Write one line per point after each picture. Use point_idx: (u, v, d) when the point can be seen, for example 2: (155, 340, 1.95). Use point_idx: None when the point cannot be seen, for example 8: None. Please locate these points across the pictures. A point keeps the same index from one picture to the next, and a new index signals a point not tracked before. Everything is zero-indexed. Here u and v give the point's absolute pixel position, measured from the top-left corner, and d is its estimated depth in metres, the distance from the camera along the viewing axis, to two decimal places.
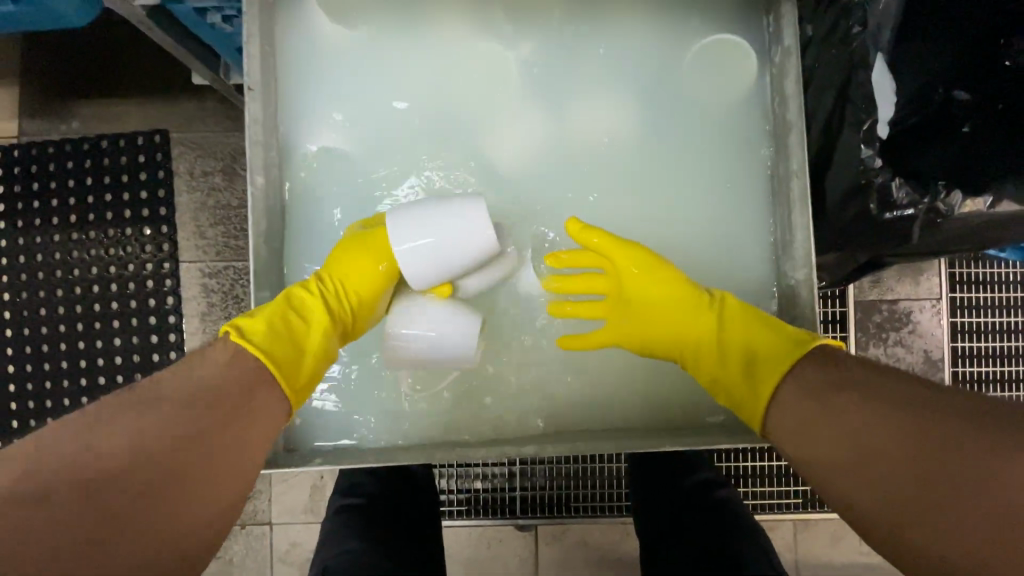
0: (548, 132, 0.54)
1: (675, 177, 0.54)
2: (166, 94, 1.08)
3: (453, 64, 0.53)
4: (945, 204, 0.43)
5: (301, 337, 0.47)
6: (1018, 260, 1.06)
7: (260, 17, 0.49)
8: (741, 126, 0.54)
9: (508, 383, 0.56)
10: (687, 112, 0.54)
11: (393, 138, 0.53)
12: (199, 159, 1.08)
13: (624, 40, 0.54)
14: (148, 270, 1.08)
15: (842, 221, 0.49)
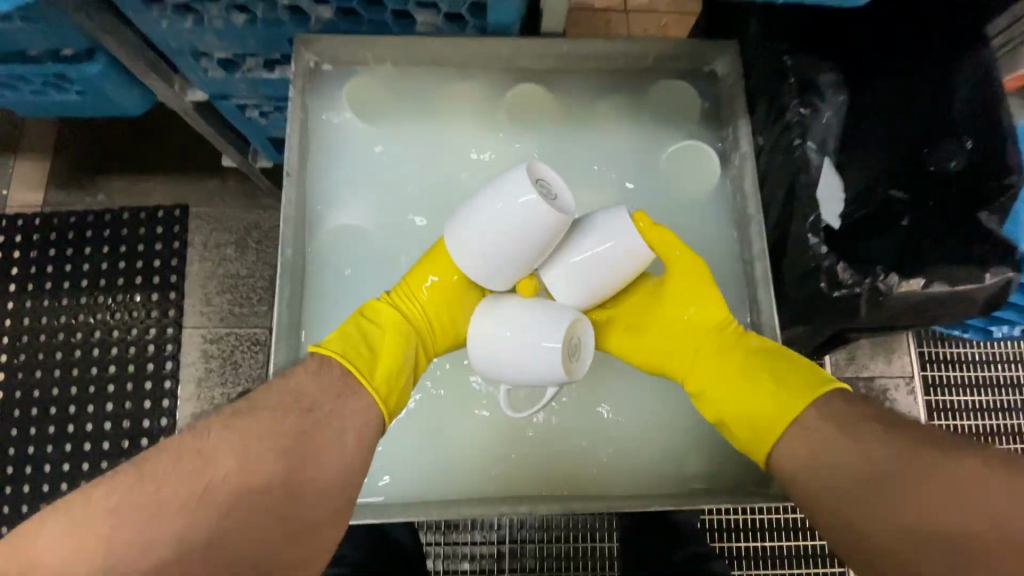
0: None
1: (655, 257, 0.62)
2: (190, 173, 1.17)
3: (462, 160, 0.62)
4: (885, 284, 0.50)
5: (377, 342, 0.52)
6: (980, 341, 1.14)
7: (301, 118, 0.58)
8: (712, 215, 0.62)
9: (505, 444, 0.59)
10: (665, 202, 0.62)
11: (407, 218, 0.60)
12: (214, 231, 1.16)
13: (608, 143, 0.63)
14: (151, 335, 1.11)
15: (800, 299, 0.56)
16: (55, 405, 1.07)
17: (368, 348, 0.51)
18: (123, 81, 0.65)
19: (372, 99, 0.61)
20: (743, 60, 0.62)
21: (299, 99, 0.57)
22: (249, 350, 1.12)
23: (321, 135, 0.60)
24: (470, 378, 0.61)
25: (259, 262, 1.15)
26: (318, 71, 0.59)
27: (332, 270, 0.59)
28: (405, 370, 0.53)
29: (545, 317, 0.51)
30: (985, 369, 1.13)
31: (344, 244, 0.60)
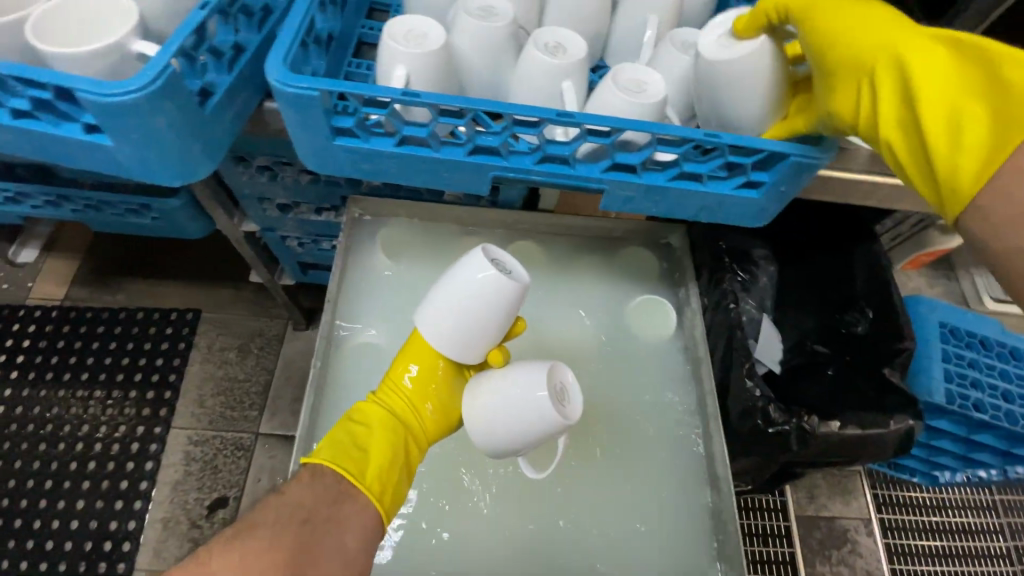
0: (532, 347, 0.74)
1: (625, 386, 0.73)
2: (209, 281, 1.28)
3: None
4: (809, 423, 0.63)
5: (364, 445, 0.58)
6: (928, 485, 1.22)
7: (342, 256, 0.72)
8: (672, 354, 0.74)
9: (487, 556, 0.63)
10: (634, 341, 0.75)
11: None
12: (221, 336, 1.24)
13: (588, 291, 0.78)
14: (137, 432, 1.13)
15: (744, 433, 0.67)
16: (22, 500, 1.06)
17: (357, 451, 0.57)
18: (193, 213, 0.80)
19: (400, 244, 0.76)
20: (692, 237, 0.80)
21: (344, 242, 0.72)
22: (232, 455, 1.14)
23: (356, 269, 0.74)
24: (459, 490, 0.66)
25: (258, 367, 1.22)
26: (361, 220, 0.75)
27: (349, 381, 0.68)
28: (396, 465, 0.58)
29: (523, 382, 0.57)
30: (936, 514, 1.20)
31: (363, 359, 0.70)
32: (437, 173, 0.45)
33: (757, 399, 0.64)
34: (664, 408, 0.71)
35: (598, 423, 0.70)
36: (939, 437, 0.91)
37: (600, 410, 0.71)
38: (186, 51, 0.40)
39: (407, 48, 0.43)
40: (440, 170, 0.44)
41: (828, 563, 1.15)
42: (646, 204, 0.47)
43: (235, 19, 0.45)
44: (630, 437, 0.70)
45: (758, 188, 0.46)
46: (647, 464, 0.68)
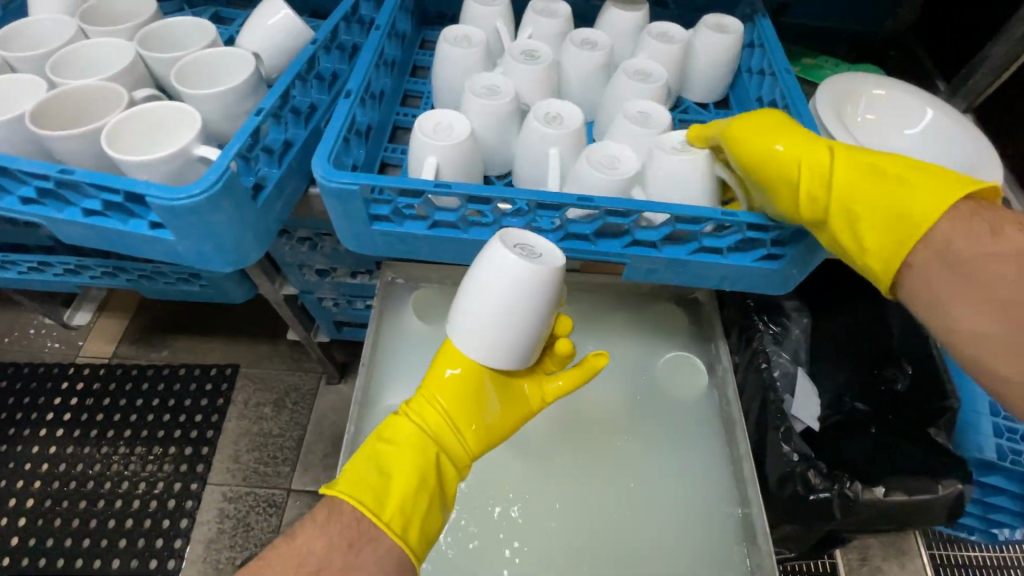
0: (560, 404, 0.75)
1: (655, 445, 0.72)
2: (248, 338, 1.33)
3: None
4: (852, 489, 0.61)
5: (389, 468, 0.50)
6: (991, 544, 1.13)
7: (376, 317, 0.75)
8: (701, 410, 0.73)
9: None
10: (661, 397, 0.75)
11: None
12: (256, 391, 1.27)
13: (613, 345, 0.79)
14: (174, 489, 1.15)
15: (785, 498, 0.65)
16: (64, 556, 1.09)
17: (378, 475, 0.50)
18: (238, 280, 0.84)
19: (433, 307, 0.79)
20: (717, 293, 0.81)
21: (378, 305, 0.76)
22: (264, 512, 1.15)
23: (389, 330, 0.76)
24: (491, 556, 0.66)
25: (291, 422, 1.24)
26: (394, 283, 0.78)
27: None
28: (425, 491, 0.50)
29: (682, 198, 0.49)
30: None
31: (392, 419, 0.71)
32: (465, 251, 0.47)
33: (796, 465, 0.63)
34: (699, 472, 0.69)
35: (633, 491, 0.69)
36: (995, 494, 0.85)
37: (629, 470, 0.70)
38: (244, 154, 0.44)
39: (435, 140, 0.46)
40: (469, 250, 0.47)
41: None
42: (667, 274, 0.49)
43: (286, 119, 0.50)
44: (662, 500, 0.68)
45: (778, 257, 0.48)
46: (682, 534, 0.66)
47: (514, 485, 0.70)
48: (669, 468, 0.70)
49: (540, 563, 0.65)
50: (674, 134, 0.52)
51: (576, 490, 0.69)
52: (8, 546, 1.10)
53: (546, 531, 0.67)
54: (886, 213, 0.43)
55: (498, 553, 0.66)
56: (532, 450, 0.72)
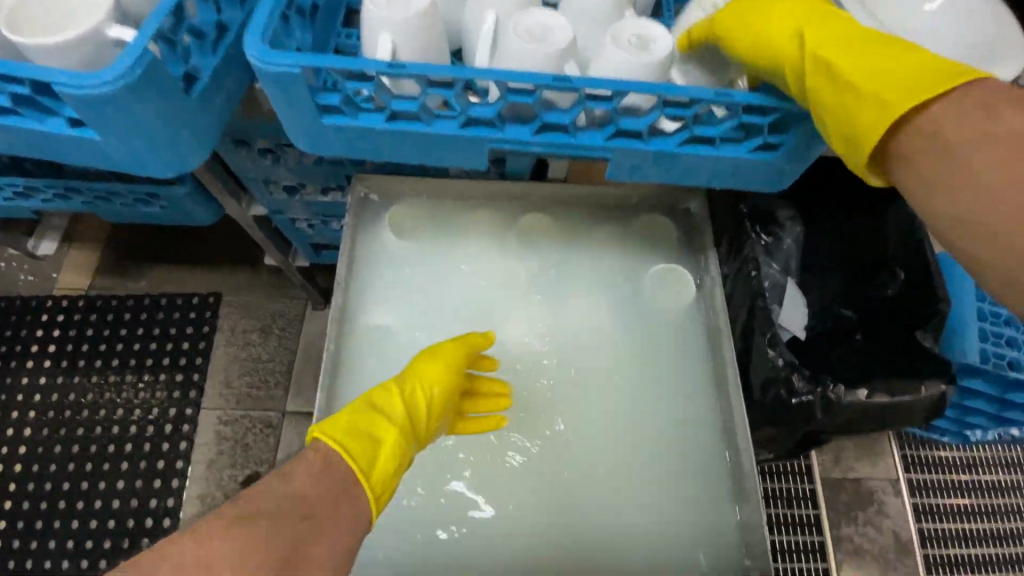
0: (542, 321, 0.73)
1: (638, 360, 0.71)
2: (228, 266, 1.30)
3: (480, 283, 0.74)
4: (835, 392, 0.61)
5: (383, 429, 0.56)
6: (961, 443, 1.19)
7: (348, 236, 0.72)
8: (687, 325, 0.72)
9: (507, 533, 0.64)
10: (646, 312, 0.73)
11: (430, 318, 0.72)
12: (242, 319, 1.26)
13: (598, 262, 0.76)
14: (170, 414, 1.17)
15: (767, 405, 0.66)
16: (70, 479, 1.12)
17: (368, 438, 0.55)
18: (202, 200, 0.80)
19: (405, 219, 0.74)
20: (711, 203, 0.77)
21: (351, 222, 0.72)
22: (261, 433, 1.17)
23: (365, 246, 0.73)
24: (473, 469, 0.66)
25: (280, 348, 1.24)
26: (368, 199, 0.74)
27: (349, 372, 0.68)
28: (397, 453, 0.56)
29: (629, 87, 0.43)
30: (968, 472, 1.17)
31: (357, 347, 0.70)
32: (429, 149, 0.43)
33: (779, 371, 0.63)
34: (676, 402, 0.69)
35: (613, 419, 0.68)
36: (971, 397, 0.87)
37: (612, 385, 0.70)
38: (166, 36, 0.38)
39: (392, 13, 0.40)
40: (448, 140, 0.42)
41: (855, 524, 1.14)
42: (654, 172, 0.45)
43: None
44: (644, 413, 0.69)
45: (773, 148, 0.45)
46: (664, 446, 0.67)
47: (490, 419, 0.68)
48: (653, 382, 0.70)
49: (522, 494, 0.65)
50: (631, 24, 0.44)
51: (559, 404, 0.69)
52: (14, 473, 1.13)
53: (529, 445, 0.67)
54: (882, 98, 0.37)
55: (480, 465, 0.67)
56: (516, 369, 0.71)
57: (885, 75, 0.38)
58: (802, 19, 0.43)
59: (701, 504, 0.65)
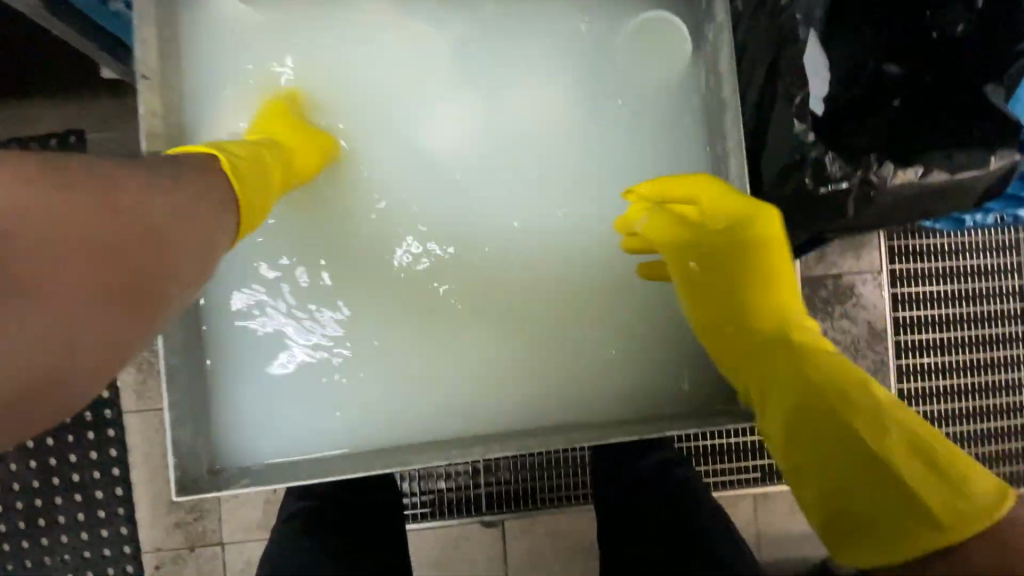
0: (476, 114, 0.74)
1: (577, 147, 0.75)
2: (83, 93, 1.00)
3: (397, 109, 0.74)
4: (879, 175, 0.60)
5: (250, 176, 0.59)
6: (952, 229, 1.11)
7: (247, 42, 0.72)
8: (633, 112, 0.75)
9: (476, 377, 0.74)
10: (591, 91, 0.75)
11: (365, 113, 0.73)
12: (122, 160, 1.01)
13: (530, 49, 0.75)
14: None
15: (783, 192, 0.66)
16: None
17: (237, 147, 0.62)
18: None
19: (317, 51, 0.73)
20: None
21: (241, 28, 0.72)
22: None
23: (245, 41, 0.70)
24: (425, 267, 0.74)
25: None
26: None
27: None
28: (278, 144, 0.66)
29: None
30: (954, 258, 1.12)
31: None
32: None
33: (809, 145, 0.60)
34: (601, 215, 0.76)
35: (538, 233, 0.75)
36: None
37: (554, 173, 0.75)
38: None
39: None
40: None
41: (829, 319, 1.12)
42: None
43: None
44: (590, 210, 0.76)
45: None
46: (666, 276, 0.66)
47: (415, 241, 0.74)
48: (587, 161, 0.75)
49: (488, 333, 0.74)
50: None
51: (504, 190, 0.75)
52: None
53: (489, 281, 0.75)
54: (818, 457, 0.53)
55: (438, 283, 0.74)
56: (455, 161, 0.74)
57: (832, 430, 0.53)
58: (704, 235, 0.69)
59: (649, 334, 0.75)
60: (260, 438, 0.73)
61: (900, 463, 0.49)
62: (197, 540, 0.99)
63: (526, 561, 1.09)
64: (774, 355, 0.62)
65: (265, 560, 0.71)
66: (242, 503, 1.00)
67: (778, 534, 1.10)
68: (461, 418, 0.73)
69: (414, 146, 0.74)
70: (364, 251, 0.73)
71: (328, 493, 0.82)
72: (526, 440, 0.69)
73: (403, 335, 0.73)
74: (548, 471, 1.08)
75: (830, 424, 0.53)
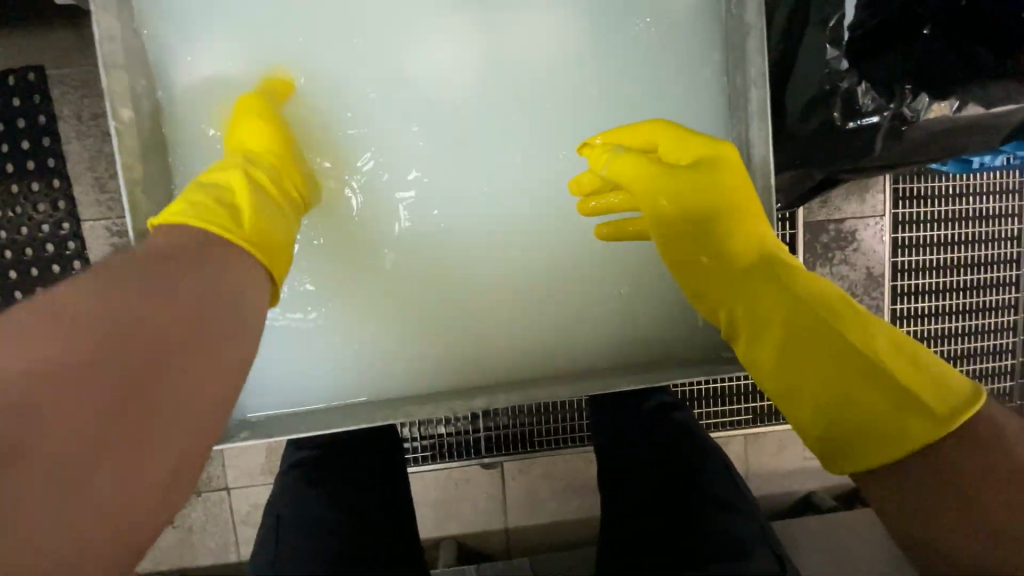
0: (472, 49, 0.69)
1: (581, 87, 0.71)
2: (38, 24, 0.91)
3: (375, 27, 0.67)
4: (911, 110, 0.63)
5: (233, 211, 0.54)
6: (959, 172, 1.09)
7: None
8: (641, 45, 0.70)
9: (478, 327, 0.73)
10: (596, 22, 0.69)
11: (350, 47, 0.68)
12: (88, 100, 0.93)
13: None
14: (45, 233, 0.94)
15: (806, 130, 0.66)
16: None
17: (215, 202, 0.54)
18: None
19: None
20: None
21: None
22: None
23: None
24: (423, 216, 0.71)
25: None
26: None
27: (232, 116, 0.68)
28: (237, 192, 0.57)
29: None
30: (959, 202, 1.10)
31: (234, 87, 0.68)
32: None
33: (841, 75, 0.62)
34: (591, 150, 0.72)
35: (526, 171, 0.72)
36: None
37: (557, 115, 0.71)
38: None
39: None
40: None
41: (829, 265, 1.11)
42: None
43: None
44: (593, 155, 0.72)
45: None
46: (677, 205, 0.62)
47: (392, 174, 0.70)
48: (592, 103, 0.71)
49: (489, 284, 0.73)
50: None
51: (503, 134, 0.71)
52: None
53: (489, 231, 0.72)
54: (817, 374, 0.49)
55: (439, 232, 0.72)
56: (451, 102, 0.70)
57: (822, 345, 0.49)
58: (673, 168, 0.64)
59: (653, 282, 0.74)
60: (256, 389, 0.72)
61: (895, 370, 0.46)
62: (202, 486, 1.01)
63: (525, 501, 1.13)
64: (750, 281, 0.57)
65: (274, 507, 0.74)
66: (244, 450, 1.02)
67: (767, 472, 1.14)
68: (463, 369, 0.73)
69: (406, 85, 0.69)
70: (359, 200, 0.71)
71: (332, 441, 0.84)
72: (528, 389, 0.69)
73: (403, 286, 0.72)
74: (546, 415, 1.10)
75: (824, 339, 0.49)
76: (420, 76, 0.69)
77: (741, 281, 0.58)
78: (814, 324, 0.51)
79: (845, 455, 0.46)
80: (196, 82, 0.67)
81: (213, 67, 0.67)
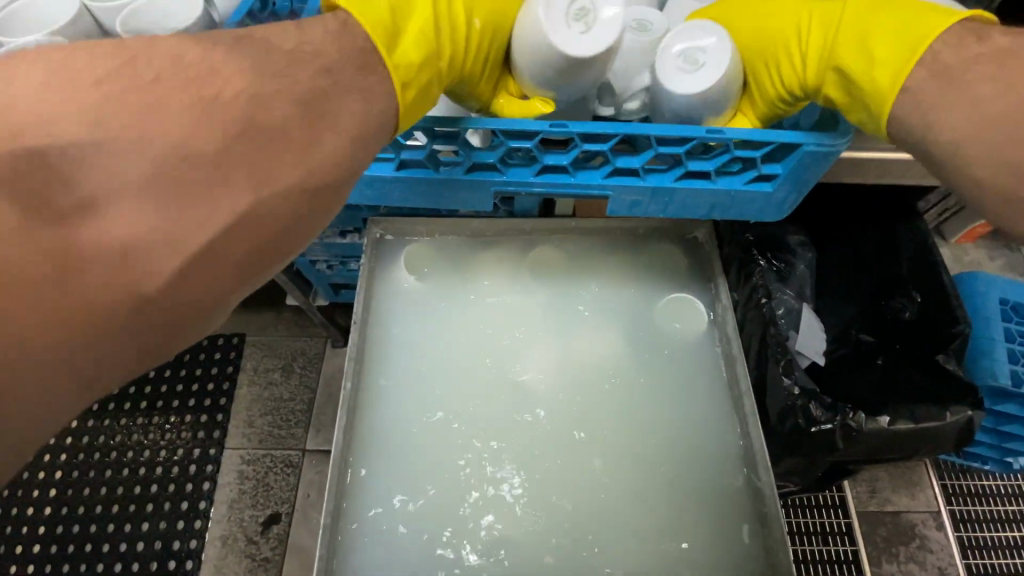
0: (555, 366, 0.73)
1: (675, 421, 0.71)
2: (254, 307, 1.31)
3: (564, 316, 0.77)
4: (855, 420, 0.63)
5: (396, 8, 0.52)
6: (1002, 472, 1.14)
7: (367, 272, 0.75)
8: (717, 369, 0.73)
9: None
10: (679, 347, 0.74)
11: (451, 360, 0.73)
12: (265, 357, 1.27)
13: (613, 299, 0.78)
14: (194, 455, 1.16)
15: (783, 431, 0.68)
16: (84, 523, 1.09)
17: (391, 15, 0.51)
18: None
19: (417, 293, 0.77)
20: (717, 229, 0.80)
21: (368, 260, 0.76)
22: (282, 472, 1.17)
23: (381, 285, 0.77)
24: (517, 513, 0.66)
25: (301, 386, 1.25)
26: (382, 240, 0.79)
27: (406, 375, 0.72)
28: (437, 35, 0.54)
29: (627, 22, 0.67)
30: (1010, 503, 1.12)
31: (420, 337, 0.75)
32: (571, 191, 0.59)
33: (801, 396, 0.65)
34: (633, 455, 0.69)
35: (615, 504, 0.66)
36: (1007, 422, 0.85)
37: (648, 454, 0.69)
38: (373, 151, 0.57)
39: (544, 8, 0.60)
40: (463, 185, 0.60)
41: (896, 562, 1.07)
42: (653, 202, 0.60)
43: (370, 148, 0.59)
44: (684, 491, 0.67)
45: (772, 178, 0.58)
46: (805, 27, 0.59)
47: (505, 469, 0.68)
48: (688, 426, 0.70)
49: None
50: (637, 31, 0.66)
51: (608, 452, 0.69)
52: (40, 517, 1.10)
53: (578, 533, 0.65)
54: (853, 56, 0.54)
55: (523, 537, 0.65)
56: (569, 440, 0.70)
57: (869, 71, 0.52)
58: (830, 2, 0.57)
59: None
60: None
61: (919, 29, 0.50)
62: None
63: None
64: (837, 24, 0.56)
65: None
66: None
67: None
68: None
69: (497, 408, 0.71)
70: (445, 510, 0.66)
71: None
72: None
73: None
74: None
75: (857, 75, 0.53)
76: (514, 388, 0.72)
77: (829, 44, 0.56)
78: (871, 32, 0.53)
79: (893, 89, 0.50)
80: (408, 355, 0.74)
81: (352, 367, 0.70)
